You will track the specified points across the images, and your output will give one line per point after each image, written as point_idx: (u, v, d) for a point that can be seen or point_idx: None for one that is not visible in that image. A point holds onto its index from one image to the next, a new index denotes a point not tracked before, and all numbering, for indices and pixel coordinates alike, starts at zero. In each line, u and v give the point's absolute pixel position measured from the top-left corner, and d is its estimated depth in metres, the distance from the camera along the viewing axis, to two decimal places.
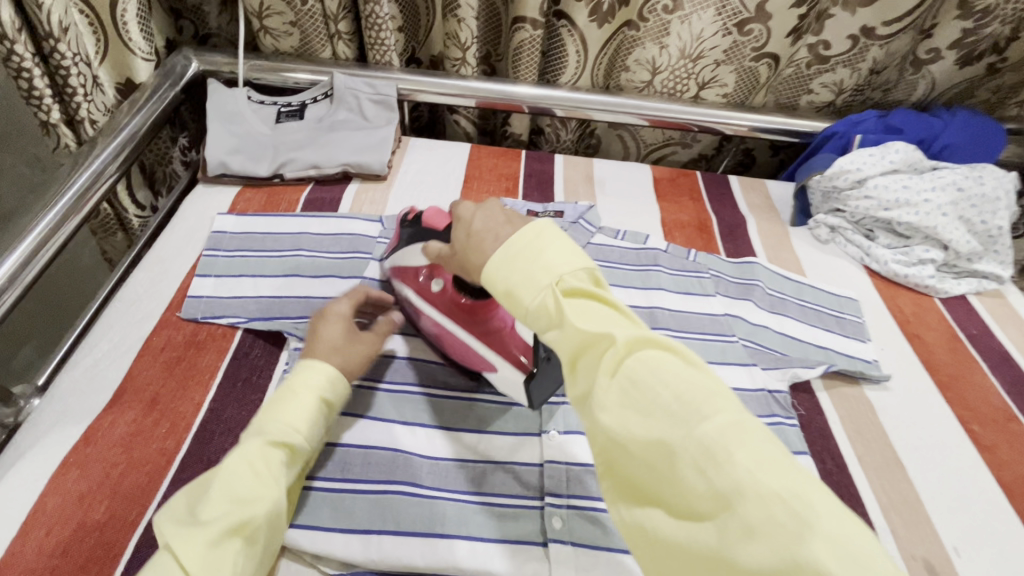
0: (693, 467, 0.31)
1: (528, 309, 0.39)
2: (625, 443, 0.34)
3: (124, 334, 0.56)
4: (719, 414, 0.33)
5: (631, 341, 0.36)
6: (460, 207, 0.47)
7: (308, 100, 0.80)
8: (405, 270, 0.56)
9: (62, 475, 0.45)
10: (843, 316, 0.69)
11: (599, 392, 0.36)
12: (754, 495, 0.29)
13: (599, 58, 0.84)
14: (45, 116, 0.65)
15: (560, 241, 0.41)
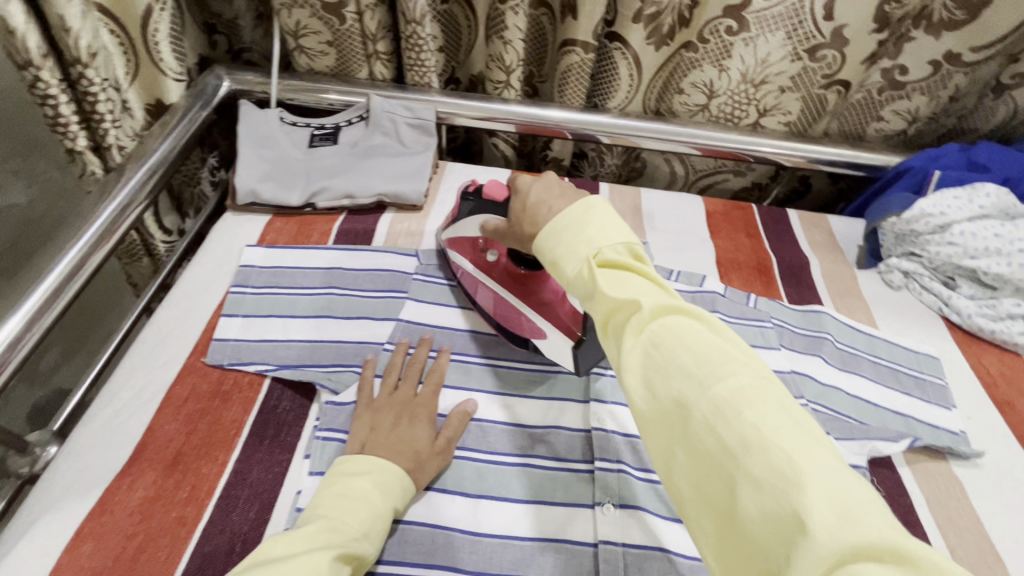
0: (704, 429, 0.29)
1: (566, 277, 0.37)
2: (640, 406, 0.32)
3: (147, 381, 0.53)
4: (736, 376, 0.30)
5: (660, 306, 0.33)
6: (522, 179, 0.47)
7: (343, 122, 0.76)
8: (464, 239, 0.61)
9: (77, 548, 0.42)
10: (923, 377, 0.62)
11: (620, 354, 0.34)
12: (762, 450, 0.27)
13: (652, 82, 0.79)
14: (71, 143, 0.61)
15: (605, 213, 0.38)
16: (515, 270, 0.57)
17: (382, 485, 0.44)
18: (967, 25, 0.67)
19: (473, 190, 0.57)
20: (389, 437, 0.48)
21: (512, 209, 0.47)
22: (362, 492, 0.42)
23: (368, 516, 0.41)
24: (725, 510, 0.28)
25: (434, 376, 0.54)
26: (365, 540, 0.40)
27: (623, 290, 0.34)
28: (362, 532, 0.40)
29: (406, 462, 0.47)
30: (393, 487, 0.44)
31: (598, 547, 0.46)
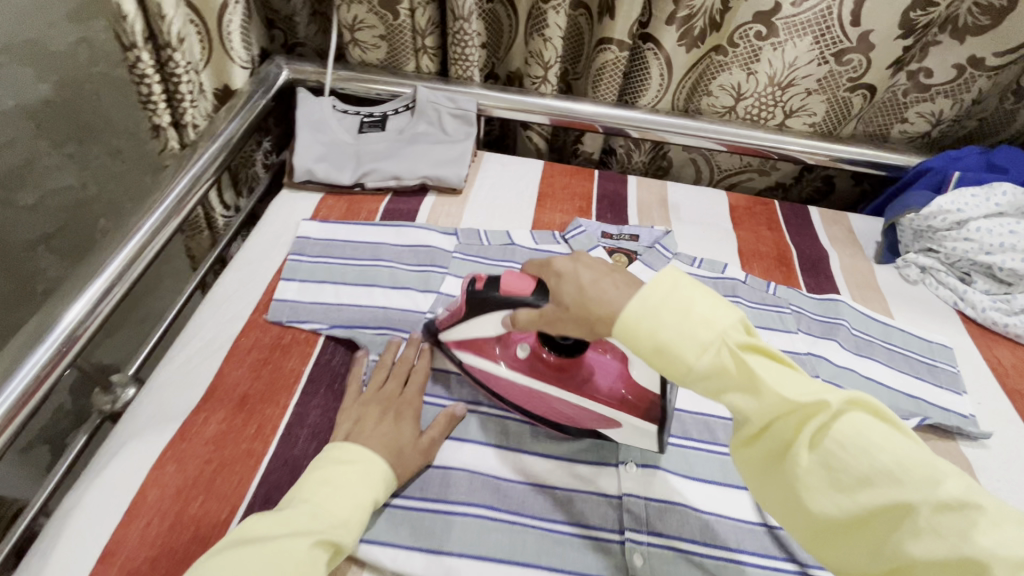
0: (930, 532, 0.32)
1: (696, 369, 0.36)
2: (843, 509, 0.34)
3: (216, 333, 0.59)
4: (941, 479, 0.33)
5: (844, 404, 0.35)
6: (556, 260, 0.43)
7: (390, 111, 0.82)
8: (480, 338, 0.53)
9: (161, 468, 0.47)
10: (935, 364, 0.65)
11: (806, 461, 0.35)
12: (999, 559, 0.30)
13: (682, 82, 0.83)
14: (157, 119, 0.69)
15: (701, 291, 0.37)
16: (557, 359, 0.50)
17: (367, 477, 0.43)
18: (989, 30, 0.70)
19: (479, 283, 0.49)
20: (375, 430, 0.48)
21: (557, 294, 0.42)
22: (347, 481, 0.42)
23: (351, 505, 0.41)
24: None
25: (418, 375, 0.54)
26: (345, 528, 0.40)
27: (800, 393, 0.35)
28: (342, 519, 0.40)
29: (389, 456, 0.46)
30: (377, 480, 0.44)
31: (622, 497, 0.48)
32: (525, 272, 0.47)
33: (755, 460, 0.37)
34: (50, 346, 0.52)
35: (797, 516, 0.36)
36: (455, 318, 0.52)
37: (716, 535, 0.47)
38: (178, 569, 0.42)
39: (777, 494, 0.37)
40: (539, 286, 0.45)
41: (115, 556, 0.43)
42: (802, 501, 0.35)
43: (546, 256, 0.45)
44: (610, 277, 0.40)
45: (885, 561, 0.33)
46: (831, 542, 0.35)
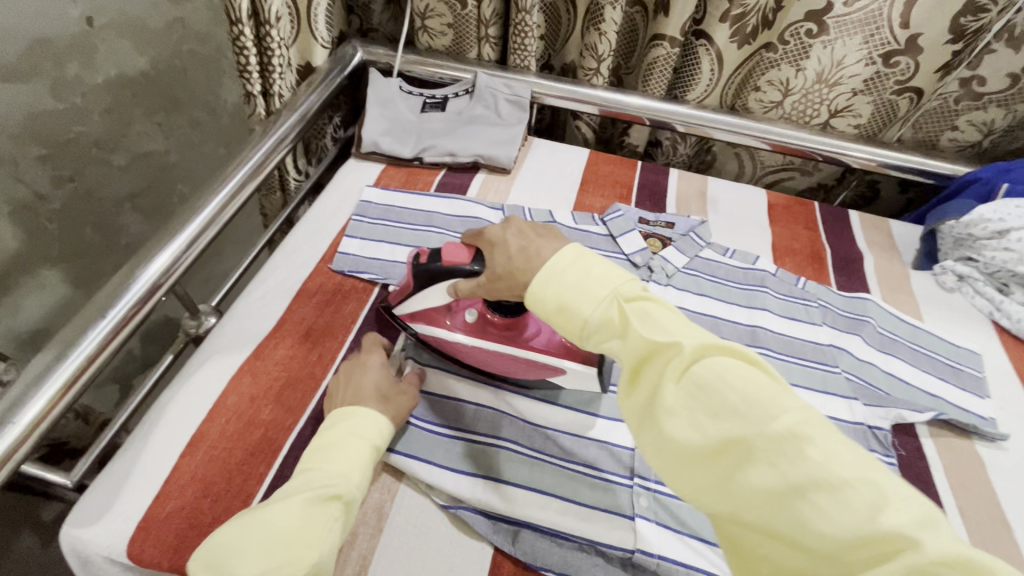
0: (766, 464, 0.31)
1: (589, 322, 0.39)
2: (692, 444, 0.33)
3: (288, 275, 0.67)
4: (786, 413, 0.31)
5: (699, 347, 0.35)
6: (490, 230, 0.47)
7: (451, 94, 0.88)
8: (429, 309, 0.54)
9: (239, 379, 0.55)
10: (960, 367, 0.66)
11: (666, 399, 0.34)
12: (830, 485, 0.29)
13: (731, 78, 0.86)
14: (251, 87, 0.79)
15: (600, 261, 0.41)
16: (502, 321, 0.52)
17: (359, 431, 0.44)
18: None
19: (422, 259, 0.51)
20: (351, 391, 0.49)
21: (491, 265, 0.46)
22: (340, 437, 0.43)
23: (350, 460, 0.42)
24: (800, 541, 0.30)
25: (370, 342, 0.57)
26: (347, 480, 0.41)
27: (661, 334, 0.36)
28: (341, 471, 0.41)
29: (374, 402, 0.48)
30: (368, 430, 0.45)
31: (635, 449, 0.53)
32: (463, 243, 0.50)
33: (632, 405, 0.38)
34: (152, 275, 0.58)
35: (661, 457, 0.36)
36: (404, 292, 0.54)
37: None
38: (249, 460, 0.50)
39: (645, 436, 0.37)
40: (476, 255, 0.48)
41: (200, 443, 0.50)
42: (661, 438, 0.35)
43: (481, 227, 0.49)
44: (533, 245, 0.43)
45: (732, 498, 0.32)
46: (687, 484, 0.35)
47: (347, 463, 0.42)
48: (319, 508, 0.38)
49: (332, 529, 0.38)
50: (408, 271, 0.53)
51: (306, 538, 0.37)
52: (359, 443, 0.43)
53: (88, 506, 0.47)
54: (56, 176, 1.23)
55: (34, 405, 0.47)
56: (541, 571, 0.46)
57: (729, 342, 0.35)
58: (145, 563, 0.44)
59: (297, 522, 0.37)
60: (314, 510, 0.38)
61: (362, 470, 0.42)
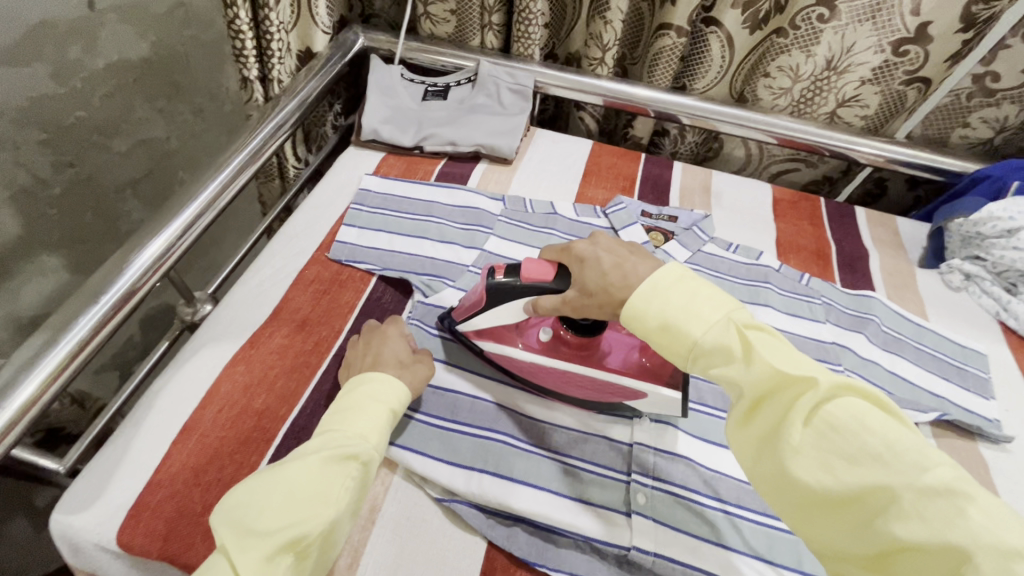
0: (916, 517, 0.31)
1: (699, 343, 0.39)
2: (826, 488, 0.34)
3: (285, 264, 0.66)
4: (937, 467, 0.32)
5: (834, 386, 0.35)
6: (577, 245, 0.47)
7: (453, 82, 0.87)
8: (501, 327, 0.54)
9: (232, 367, 0.55)
10: (966, 367, 0.65)
11: (795, 438, 0.35)
12: (994, 549, 0.29)
13: (743, 63, 0.84)
14: (247, 72, 0.77)
15: (706, 283, 0.41)
16: (577, 339, 0.51)
17: (376, 394, 0.45)
18: None
19: (500, 273, 0.49)
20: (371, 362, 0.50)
21: (581, 280, 0.45)
22: (357, 401, 0.44)
23: (364, 421, 0.43)
24: None
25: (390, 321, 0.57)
26: (362, 440, 0.41)
27: (790, 367, 0.36)
28: (355, 432, 0.41)
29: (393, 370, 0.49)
30: (387, 394, 0.45)
31: (634, 445, 0.52)
32: (544, 259, 0.49)
33: (747, 440, 0.38)
34: (147, 261, 0.57)
35: (783, 496, 0.36)
36: (473, 307, 0.52)
37: (717, 490, 0.50)
38: (242, 449, 0.49)
39: (766, 473, 0.37)
40: (560, 272, 0.47)
41: (192, 430, 0.50)
42: (787, 478, 0.35)
43: (564, 244, 0.49)
44: (627, 263, 0.44)
45: (870, 546, 0.33)
46: (813, 525, 0.35)
47: (364, 425, 0.42)
48: (337, 466, 0.39)
49: (348, 488, 0.39)
50: (481, 287, 0.51)
51: (323, 495, 0.38)
52: (376, 408, 0.44)
53: (78, 493, 0.47)
54: (56, 161, 1.21)
55: (25, 389, 0.47)
56: (535, 567, 0.46)
57: (863, 384, 0.36)
58: (135, 551, 0.44)
59: (315, 478, 0.38)
60: (332, 468, 0.39)
61: (378, 433, 0.43)
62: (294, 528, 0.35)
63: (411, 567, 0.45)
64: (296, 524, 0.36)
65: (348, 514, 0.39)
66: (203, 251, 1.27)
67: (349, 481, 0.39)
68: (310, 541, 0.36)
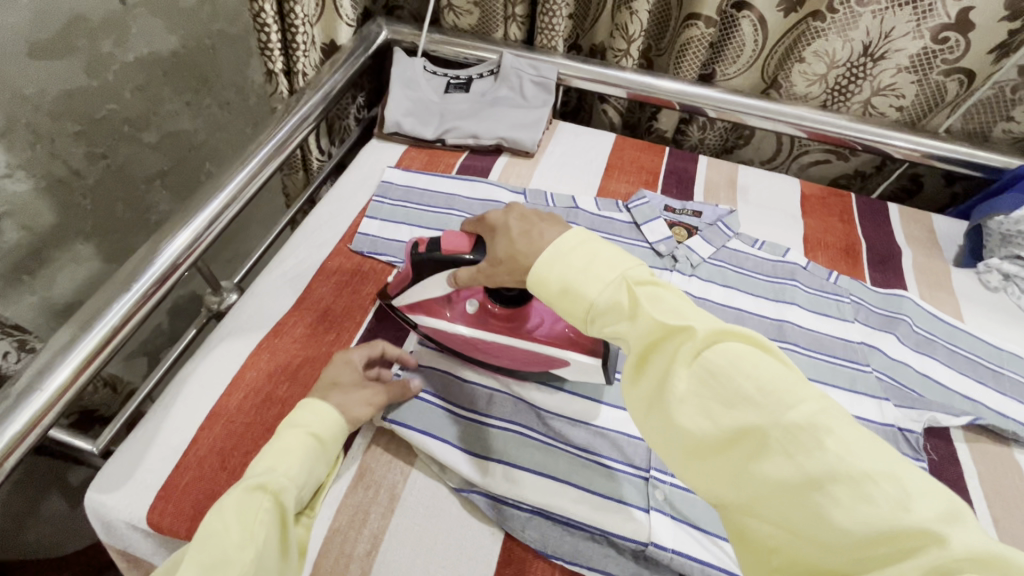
0: (782, 455, 0.31)
1: (595, 304, 0.38)
2: (703, 434, 0.33)
3: (309, 255, 0.67)
4: (804, 403, 0.31)
5: (712, 333, 0.34)
6: (491, 216, 0.47)
7: (475, 75, 0.87)
8: (431, 302, 0.55)
9: (257, 355, 0.56)
10: (1002, 371, 0.63)
11: (675, 387, 0.34)
12: (848, 477, 0.29)
13: (775, 49, 0.82)
14: (272, 65, 0.78)
15: (605, 244, 0.40)
16: (503, 311, 0.52)
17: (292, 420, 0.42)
18: None
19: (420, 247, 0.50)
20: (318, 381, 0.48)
21: (493, 249, 0.45)
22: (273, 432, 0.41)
23: (279, 449, 0.39)
24: (815, 535, 0.29)
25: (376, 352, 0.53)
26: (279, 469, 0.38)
27: (673, 318, 0.35)
28: (269, 464, 0.38)
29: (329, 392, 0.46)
30: (307, 417, 0.42)
31: (651, 442, 0.52)
32: (462, 231, 0.49)
33: (638, 396, 0.37)
34: (176, 251, 0.58)
35: (669, 448, 0.35)
36: (404, 283, 0.54)
37: None
38: (265, 436, 0.50)
39: (653, 424, 0.36)
40: (477, 243, 0.47)
41: (218, 415, 0.51)
42: (670, 428, 0.35)
43: (481, 214, 0.49)
44: (535, 229, 0.43)
45: (744, 490, 0.32)
46: (696, 476, 0.35)
47: (279, 454, 0.39)
48: (249, 499, 0.35)
49: (266, 522, 0.35)
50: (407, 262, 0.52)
51: (236, 537, 0.33)
52: (293, 432, 0.41)
53: (111, 474, 0.48)
54: (91, 152, 1.24)
55: (60, 373, 0.48)
56: (552, 559, 0.46)
57: (744, 328, 0.35)
58: (165, 530, 0.45)
59: (229, 516, 0.34)
60: (244, 505, 0.35)
61: (294, 459, 0.39)
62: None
63: (429, 556, 0.45)
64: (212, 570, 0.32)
65: (274, 554, 0.35)
66: (236, 237, 1.31)
67: (266, 514, 0.35)
68: None
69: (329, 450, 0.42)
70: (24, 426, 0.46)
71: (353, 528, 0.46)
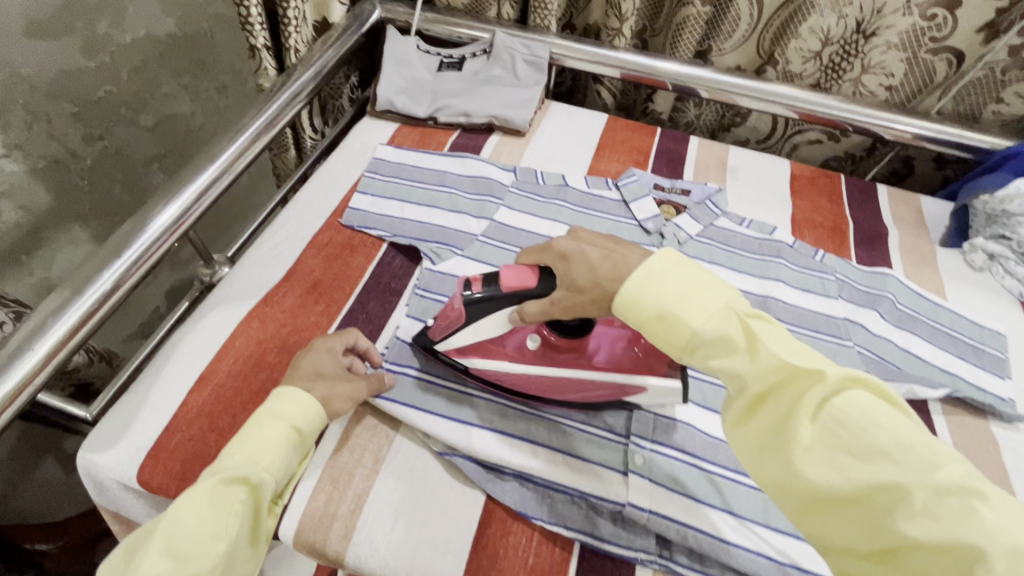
0: (927, 516, 0.31)
1: (699, 332, 0.38)
2: (833, 486, 0.33)
3: (300, 228, 0.68)
4: (944, 464, 0.32)
5: (841, 379, 0.35)
6: (559, 243, 0.46)
7: (468, 54, 0.88)
8: (484, 341, 0.50)
9: (247, 323, 0.57)
10: (982, 347, 0.63)
11: (803, 431, 0.35)
12: (1002, 547, 0.29)
13: (769, 24, 0.82)
14: (253, 40, 0.78)
15: (705, 275, 0.41)
16: (566, 341, 0.49)
17: (272, 411, 0.43)
18: None
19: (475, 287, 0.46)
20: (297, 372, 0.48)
21: (570, 276, 0.44)
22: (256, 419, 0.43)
23: (260, 444, 0.41)
24: None
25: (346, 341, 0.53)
26: (258, 466, 0.40)
27: (799, 360, 0.36)
28: (249, 457, 0.41)
29: (313, 382, 0.47)
30: (289, 409, 0.44)
31: (634, 410, 0.52)
32: (519, 264, 0.46)
33: (753, 435, 0.37)
34: (165, 221, 0.59)
35: (788, 495, 0.36)
36: (450, 326, 0.49)
37: (717, 456, 0.50)
38: (254, 399, 0.52)
39: (772, 467, 0.36)
40: (543, 275, 0.45)
41: (208, 379, 0.52)
42: (795, 475, 0.34)
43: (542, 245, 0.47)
44: (616, 253, 0.43)
45: (880, 544, 0.32)
46: (820, 526, 0.35)
47: (257, 447, 0.41)
48: (223, 493, 0.38)
49: (239, 513, 0.39)
50: (456, 304, 0.47)
51: (210, 528, 0.37)
52: (274, 424, 0.43)
53: (103, 434, 0.49)
54: (88, 134, 1.22)
55: (53, 335, 0.50)
56: (531, 519, 0.47)
57: (871, 379, 0.36)
58: (154, 488, 0.47)
59: (203, 509, 0.37)
60: (219, 497, 0.38)
61: (272, 454, 0.41)
62: (182, 570, 0.35)
63: (412, 516, 0.46)
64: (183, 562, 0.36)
65: (243, 538, 0.39)
66: (229, 208, 1.33)
67: (238, 511, 0.38)
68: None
69: (307, 442, 0.45)
70: (15, 385, 0.47)
71: (337, 488, 0.47)
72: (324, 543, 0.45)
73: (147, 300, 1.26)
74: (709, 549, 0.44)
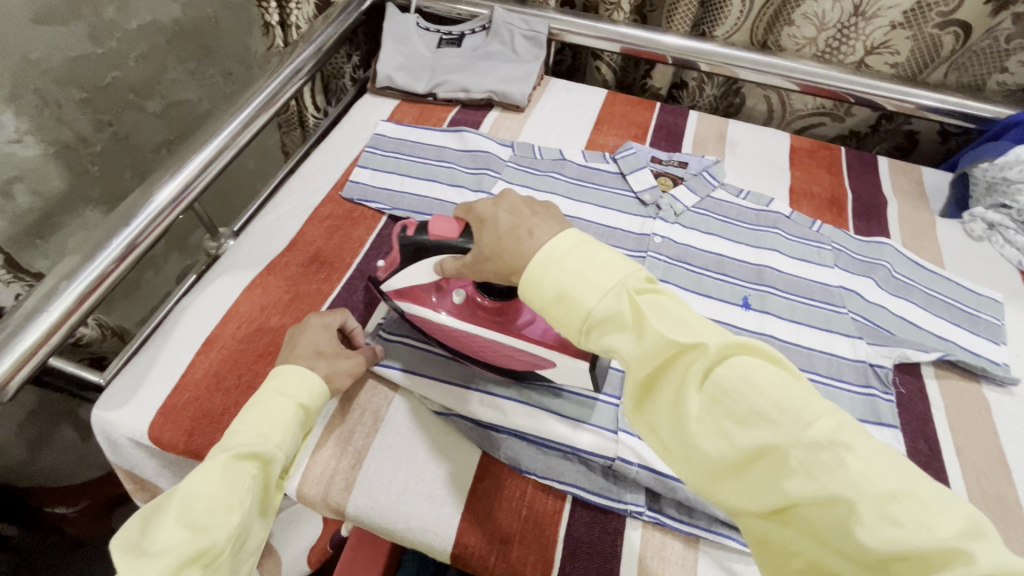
0: (804, 475, 0.30)
1: (595, 313, 0.36)
2: (720, 455, 0.32)
3: (301, 202, 0.69)
4: (821, 418, 0.30)
5: (722, 346, 0.33)
6: (479, 206, 0.44)
7: (468, 31, 0.88)
8: (417, 289, 0.51)
9: (251, 290, 0.58)
10: (978, 315, 0.64)
11: (690, 405, 0.33)
12: (872, 495, 0.28)
13: (762, 11, 0.82)
14: (269, 17, 0.83)
15: (599, 250, 0.38)
16: (493, 304, 0.48)
17: (281, 388, 0.43)
18: None
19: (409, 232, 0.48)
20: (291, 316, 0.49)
21: (480, 245, 0.43)
22: (263, 397, 0.43)
23: (271, 421, 0.41)
24: (844, 551, 0.29)
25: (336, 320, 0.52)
26: (267, 441, 0.41)
27: (681, 330, 0.34)
28: (258, 432, 0.41)
29: (311, 359, 0.47)
30: (296, 387, 0.44)
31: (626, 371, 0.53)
32: (452, 216, 0.46)
33: (650, 412, 0.36)
34: (168, 195, 0.61)
35: (685, 466, 0.34)
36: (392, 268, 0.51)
37: None
38: (258, 360, 0.53)
39: (667, 441, 0.35)
40: (465, 230, 0.45)
41: (215, 342, 0.54)
42: (686, 449, 0.33)
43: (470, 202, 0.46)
44: (527, 223, 0.41)
45: (768, 506, 0.31)
46: (718, 494, 0.33)
47: (267, 423, 0.41)
48: (235, 467, 0.39)
49: (250, 487, 0.39)
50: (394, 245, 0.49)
51: (224, 500, 0.37)
52: (282, 402, 0.42)
53: (115, 394, 0.52)
54: (97, 120, 1.20)
55: (63, 301, 0.52)
56: (525, 474, 0.49)
57: (754, 341, 0.33)
58: (164, 443, 0.49)
59: (216, 484, 0.37)
60: (231, 471, 0.39)
61: (283, 431, 0.41)
62: (199, 540, 0.36)
63: (409, 470, 0.48)
64: (200, 535, 0.36)
65: (254, 511, 0.40)
66: (229, 186, 1.33)
67: (250, 485, 0.39)
68: (217, 550, 0.36)
69: (312, 418, 0.45)
70: (28, 348, 0.49)
71: (339, 444, 0.49)
72: (326, 495, 0.47)
73: (160, 283, 1.28)
74: (697, 501, 0.46)
